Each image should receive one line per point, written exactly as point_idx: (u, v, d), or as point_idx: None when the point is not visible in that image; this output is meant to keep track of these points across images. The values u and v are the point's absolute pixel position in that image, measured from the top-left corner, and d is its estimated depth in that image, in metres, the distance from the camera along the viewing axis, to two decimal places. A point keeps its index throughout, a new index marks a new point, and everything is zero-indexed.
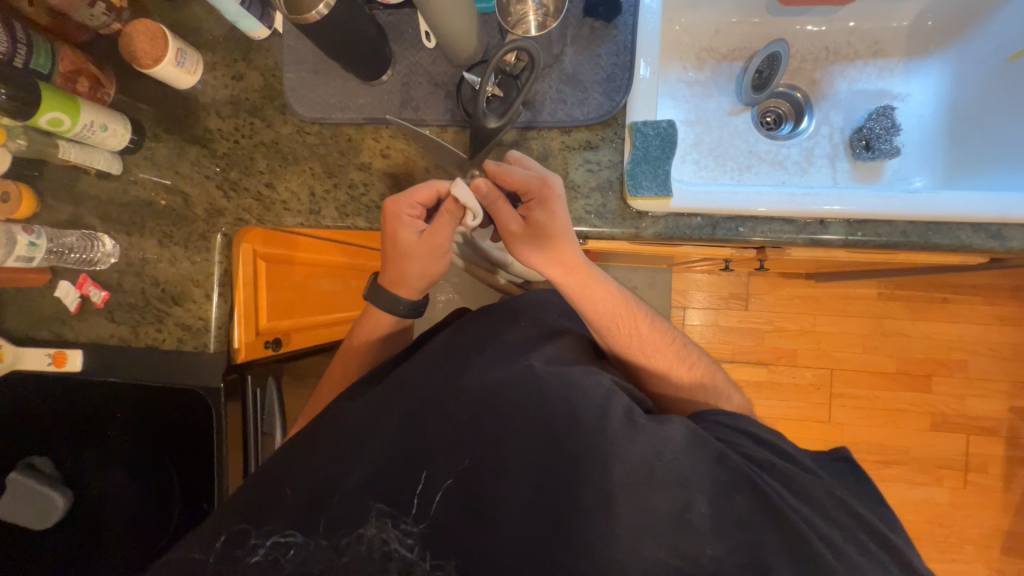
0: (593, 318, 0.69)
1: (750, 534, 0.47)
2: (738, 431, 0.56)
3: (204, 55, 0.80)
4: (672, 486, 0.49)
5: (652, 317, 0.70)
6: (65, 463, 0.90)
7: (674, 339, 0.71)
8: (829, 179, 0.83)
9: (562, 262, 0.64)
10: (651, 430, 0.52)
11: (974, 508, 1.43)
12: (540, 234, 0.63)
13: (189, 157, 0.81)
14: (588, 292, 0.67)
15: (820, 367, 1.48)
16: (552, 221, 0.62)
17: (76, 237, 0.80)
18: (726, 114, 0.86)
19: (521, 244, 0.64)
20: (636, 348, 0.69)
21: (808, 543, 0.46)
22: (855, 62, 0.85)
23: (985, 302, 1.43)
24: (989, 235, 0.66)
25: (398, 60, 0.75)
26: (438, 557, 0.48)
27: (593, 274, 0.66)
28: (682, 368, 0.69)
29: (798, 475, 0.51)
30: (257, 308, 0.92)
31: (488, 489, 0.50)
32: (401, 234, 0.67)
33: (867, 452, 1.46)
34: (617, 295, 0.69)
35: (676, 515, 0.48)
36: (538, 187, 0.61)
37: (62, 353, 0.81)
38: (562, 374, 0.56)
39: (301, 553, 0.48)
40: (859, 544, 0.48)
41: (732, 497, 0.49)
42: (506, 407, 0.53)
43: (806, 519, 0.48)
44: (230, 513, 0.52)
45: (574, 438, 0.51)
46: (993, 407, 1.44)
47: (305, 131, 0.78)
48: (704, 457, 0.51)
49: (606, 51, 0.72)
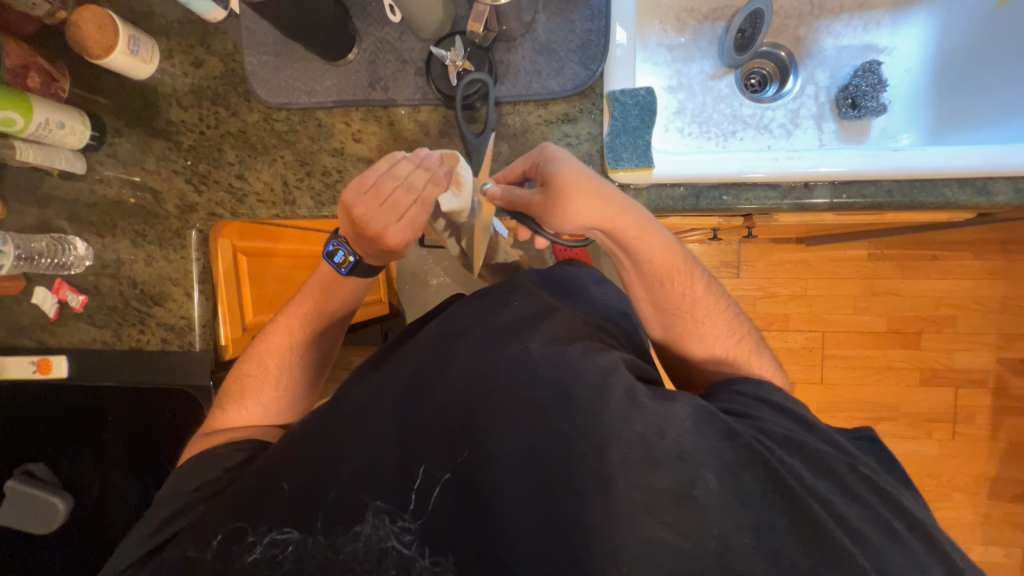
0: (648, 277, 0.64)
1: (760, 514, 0.45)
2: (760, 401, 0.54)
3: (160, 42, 0.76)
4: (674, 462, 0.46)
5: (706, 277, 0.66)
6: (61, 469, 0.87)
7: (728, 305, 0.66)
8: (816, 141, 0.81)
9: (607, 202, 0.58)
10: (652, 409, 0.48)
11: (961, 457, 1.48)
12: (563, 181, 0.57)
13: (153, 152, 0.78)
14: (643, 241, 0.61)
15: (811, 330, 1.49)
16: (567, 164, 0.58)
17: (45, 243, 0.78)
18: (709, 78, 0.83)
19: (552, 204, 0.58)
20: (687, 306, 0.64)
21: (824, 526, 0.44)
22: (840, 16, 0.81)
23: (973, 258, 1.43)
24: (974, 190, 0.65)
25: (363, 36, 0.72)
26: (438, 553, 0.46)
27: (641, 219, 0.61)
28: (728, 340, 0.63)
29: (819, 450, 0.49)
30: (241, 302, 0.90)
31: (488, 484, 0.47)
32: (369, 234, 0.58)
33: (858, 410, 1.50)
34: (672, 246, 0.63)
35: (681, 491, 0.45)
36: (535, 151, 0.62)
37: (46, 360, 0.80)
38: (560, 355, 0.52)
39: (298, 550, 0.47)
40: (881, 524, 0.46)
41: (741, 474, 0.46)
42: (500, 393, 0.50)
43: (810, 490, 0.46)
44: (225, 510, 0.50)
45: (567, 420, 0.48)
46: (982, 360, 1.46)
47: (272, 118, 0.75)
48: (712, 434, 0.48)
49: (580, 16, 0.69)
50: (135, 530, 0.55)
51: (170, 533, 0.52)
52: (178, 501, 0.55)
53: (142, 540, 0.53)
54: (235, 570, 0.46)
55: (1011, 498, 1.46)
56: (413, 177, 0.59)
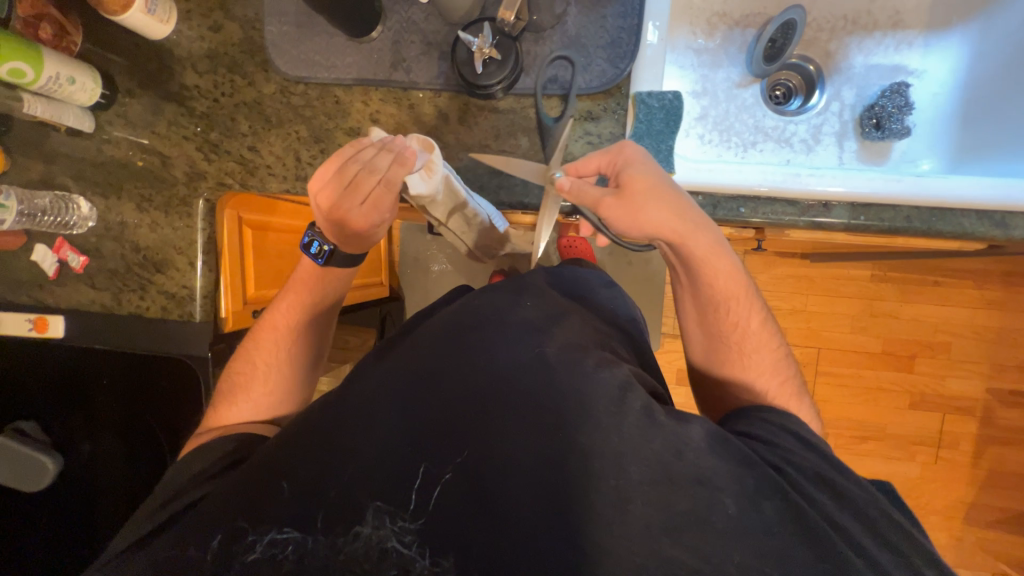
0: (705, 296, 0.65)
1: (777, 542, 0.45)
2: (787, 432, 0.54)
3: (178, 2, 0.74)
4: (693, 485, 0.47)
5: (764, 312, 0.65)
6: (53, 428, 0.87)
7: (778, 344, 0.65)
8: (835, 159, 0.81)
9: (680, 218, 0.59)
10: (671, 429, 0.49)
11: (941, 481, 1.50)
12: (638, 190, 0.57)
13: (165, 116, 0.76)
14: (708, 261, 0.62)
15: (807, 346, 1.50)
16: (648, 173, 0.58)
17: (49, 199, 0.76)
18: (734, 86, 0.82)
19: (623, 211, 0.58)
20: (737, 336, 0.64)
21: (848, 561, 0.45)
22: (873, 34, 0.80)
23: (974, 287, 1.44)
24: (992, 223, 0.65)
25: (388, 14, 0.70)
26: (438, 555, 0.44)
27: (711, 239, 0.61)
28: (773, 379, 0.62)
29: (845, 486, 0.49)
30: (244, 275, 0.89)
31: (498, 491, 0.46)
32: (335, 214, 0.61)
33: (845, 427, 1.51)
34: (735, 271, 0.64)
35: (701, 515, 0.46)
36: (616, 151, 0.61)
37: (42, 319, 0.79)
38: (576, 364, 0.53)
39: (299, 549, 0.45)
40: (908, 567, 0.46)
41: (761, 504, 0.46)
42: (517, 399, 0.50)
43: (832, 523, 0.47)
44: (219, 512, 0.48)
45: (587, 434, 0.48)
46: (972, 388, 1.48)
47: (289, 91, 0.74)
48: (729, 459, 0.48)
49: (612, 12, 0.67)
50: (140, 515, 0.55)
51: (178, 512, 0.52)
52: (187, 483, 0.56)
53: (144, 522, 0.53)
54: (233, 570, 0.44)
55: (985, 525, 1.49)
56: (376, 159, 0.59)
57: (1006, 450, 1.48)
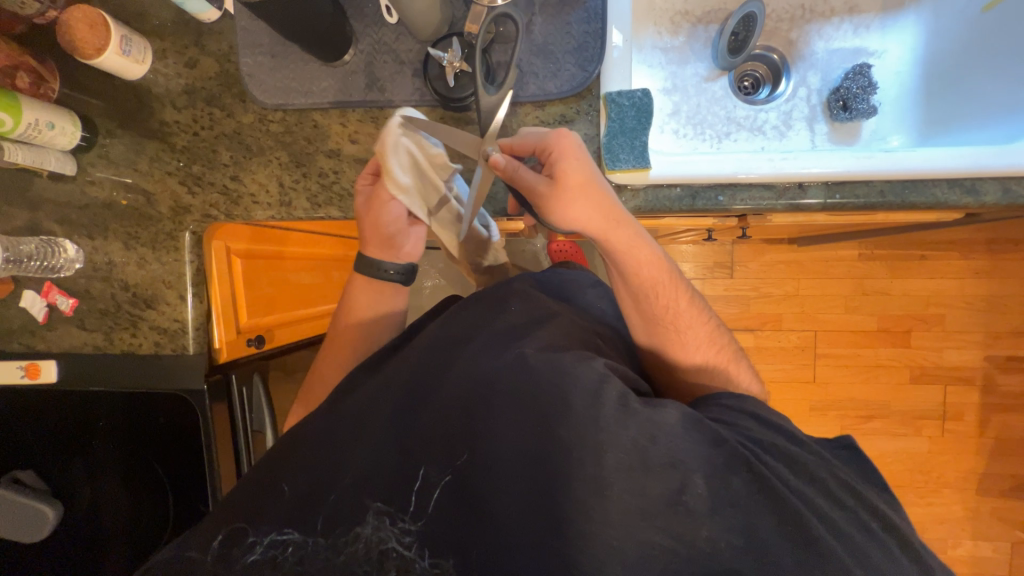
0: (633, 285, 0.65)
1: (748, 514, 0.47)
2: (745, 414, 0.55)
3: (153, 42, 0.75)
4: (667, 469, 0.48)
5: (690, 293, 0.67)
6: (52, 475, 0.86)
7: (707, 318, 0.68)
8: (808, 143, 0.83)
9: (604, 215, 0.60)
10: (646, 415, 0.50)
11: (951, 453, 1.50)
12: (566, 188, 0.58)
13: (147, 153, 0.77)
14: (633, 250, 0.63)
15: (804, 329, 1.51)
16: (577, 170, 0.58)
17: (34, 245, 0.77)
18: (703, 80, 0.84)
19: (550, 206, 0.59)
20: (670, 318, 0.65)
21: (807, 526, 0.47)
22: (831, 20, 0.83)
23: (961, 257, 1.46)
24: (964, 191, 0.66)
25: (359, 37, 0.72)
26: (438, 556, 0.48)
27: (636, 233, 0.62)
28: (709, 349, 0.66)
29: (803, 457, 0.51)
30: (235, 305, 0.90)
31: (484, 487, 0.50)
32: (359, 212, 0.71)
33: (851, 408, 1.51)
34: (660, 259, 0.66)
35: (672, 496, 0.48)
36: (553, 139, 0.59)
37: (35, 364, 0.79)
38: (555, 360, 0.53)
39: (299, 551, 0.49)
40: (859, 523, 0.49)
41: (729, 478, 0.48)
42: (501, 399, 0.52)
43: (798, 494, 0.49)
44: (225, 511, 0.52)
45: (567, 427, 0.50)
46: (970, 357, 1.48)
47: (268, 120, 0.75)
48: (700, 441, 0.50)
49: (576, 18, 0.69)
50: None
51: None
52: None
53: None
54: (235, 571, 0.48)
55: (999, 494, 1.49)
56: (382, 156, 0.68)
57: (1010, 416, 1.48)
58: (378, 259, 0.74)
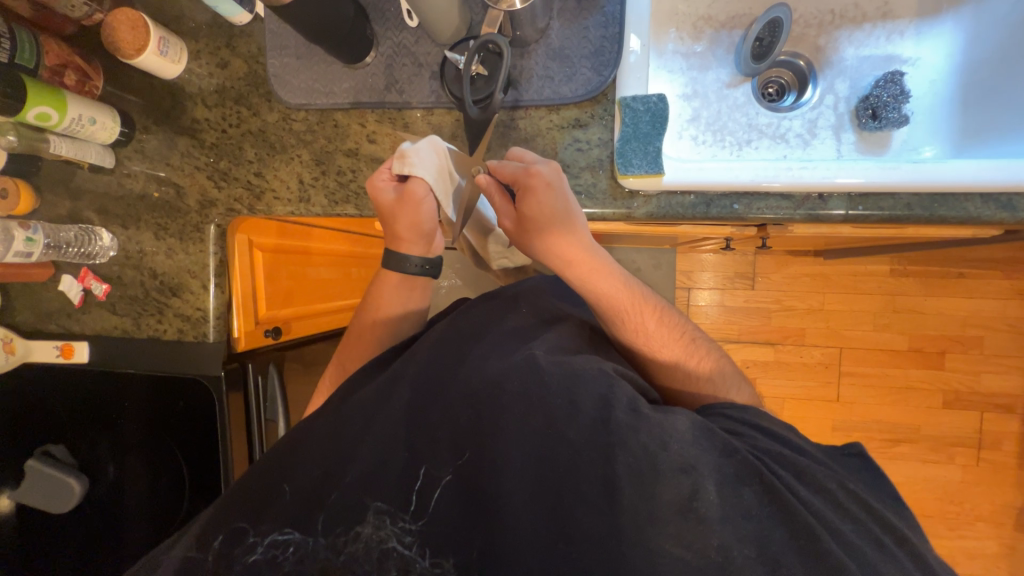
0: (598, 311, 0.66)
1: (759, 525, 0.46)
2: (754, 427, 0.55)
3: (188, 43, 0.79)
4: (677, 474, 0.47)
5: (664, 316, 0.66)
6: (80, 451, 0.91)
7: (683, 332, 0.66)
8: (834, 152, 0.79)
9: (561, 253, 0.63)
10: (656, 421, 0.50)
11: (986, 484, 1.41)
12: (526, 225, 0.62)
13: (178, 148, 0.81)
14: (593, 284, 0.64)
15: (828, 346, 1.45)
16: (537, 211, 0.60)
17: (73, 232, 0.82)
18: (725, 86, 0.83)
19: (515, 237, 0.65)
20: (640, 339, 0.65)
21: (819, 540, 0.45)
22: (862, 26, 0.80)
23: (1003, 277, 1.38)
24: (999, 206, 0.63)
25: (380, 40, 0.74)
26: (438, 556, 0.49)
27: (599, 266, 0.64)
28: (691, 360, 0.65)
29: (811, 468, 0.50)
30: (255, 298, 0.94)
31: (490, 483, 0.50)
32: (385, 218, 0.69)
33: (876, 430, 1.45)
34: (627, 290, 0.65)
35: (683, 504, 0.47)
36: (522, 177, 0.59)
37: (69, 345, 0.84)
38: (565, 362, 0.55)
39: (299, 551, 0.50)
40: (871, 538, 0.47)
41: (740, 489, 0.48)
42: (507, 398, 0.52)
43: (811, 508, 0.47)
44: (232, 504, 0.53)
45: (576, 430, 0.50)
46: (1010, 383, 1.40)
47: (291, 118, 0.77)
48: (710, 448, 0.49)
49: (594, 23, 0.70)
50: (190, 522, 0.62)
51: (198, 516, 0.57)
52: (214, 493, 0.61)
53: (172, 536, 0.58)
54: (236, 570, 0.49)
55: None
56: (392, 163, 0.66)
57: None
58: (411, 256, 0.73)
